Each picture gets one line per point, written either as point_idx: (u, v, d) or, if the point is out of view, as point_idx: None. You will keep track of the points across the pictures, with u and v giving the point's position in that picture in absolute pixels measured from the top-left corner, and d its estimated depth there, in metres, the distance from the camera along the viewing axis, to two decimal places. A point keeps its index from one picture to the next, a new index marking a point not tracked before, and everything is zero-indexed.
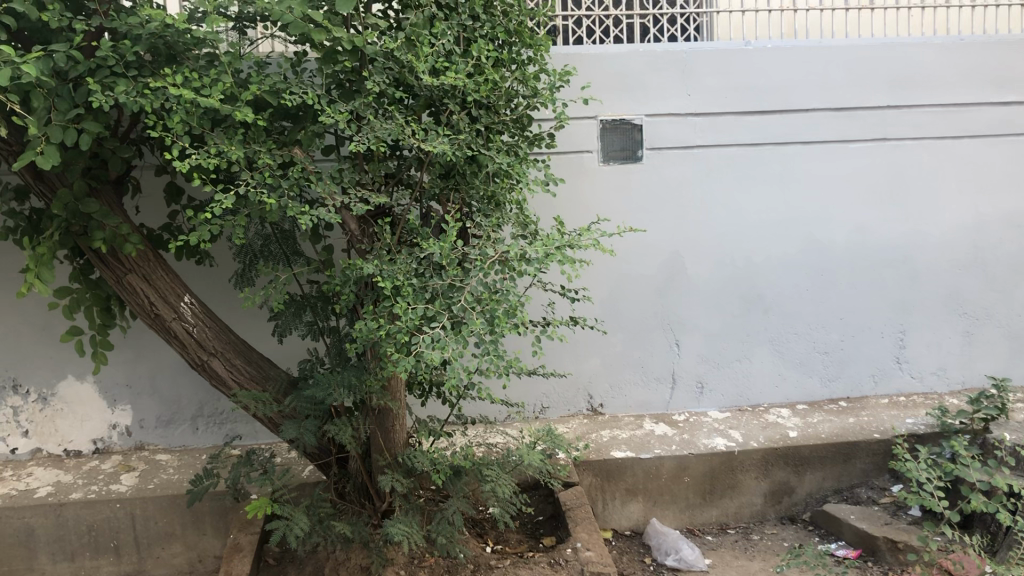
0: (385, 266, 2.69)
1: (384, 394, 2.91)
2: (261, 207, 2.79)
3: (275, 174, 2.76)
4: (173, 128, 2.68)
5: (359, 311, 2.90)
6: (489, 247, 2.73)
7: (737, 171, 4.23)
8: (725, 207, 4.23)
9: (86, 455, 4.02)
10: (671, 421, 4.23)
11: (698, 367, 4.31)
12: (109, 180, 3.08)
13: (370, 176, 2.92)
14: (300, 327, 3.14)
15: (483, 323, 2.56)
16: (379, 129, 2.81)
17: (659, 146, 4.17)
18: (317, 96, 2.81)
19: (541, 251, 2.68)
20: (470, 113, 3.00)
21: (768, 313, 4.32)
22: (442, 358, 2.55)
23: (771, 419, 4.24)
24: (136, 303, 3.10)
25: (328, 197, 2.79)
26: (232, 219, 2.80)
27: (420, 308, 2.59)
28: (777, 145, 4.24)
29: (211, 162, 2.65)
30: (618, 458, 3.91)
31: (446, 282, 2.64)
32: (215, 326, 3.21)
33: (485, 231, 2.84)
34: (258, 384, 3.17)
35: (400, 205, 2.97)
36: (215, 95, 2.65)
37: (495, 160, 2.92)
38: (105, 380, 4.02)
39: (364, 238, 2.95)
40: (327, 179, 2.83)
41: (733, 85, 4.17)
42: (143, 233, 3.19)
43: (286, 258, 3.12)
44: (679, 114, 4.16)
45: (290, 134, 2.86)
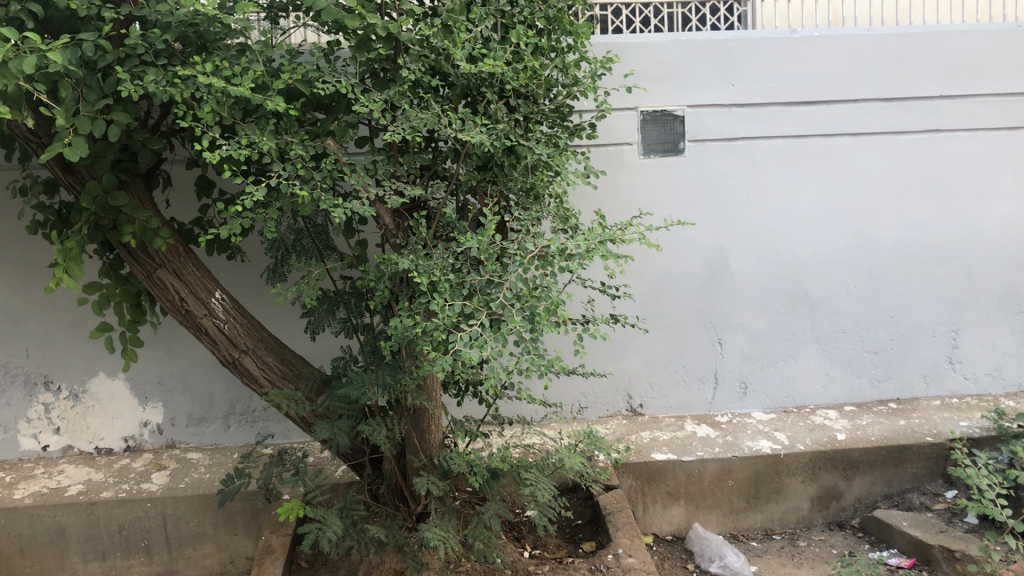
0: (421, 261, 2.59)
1: (420, 394, 2.82)
2: (292, 199, 2.70)
3: (308, 165, 2.68)
4: (203, 118, 2.60)
5: (394, 307, 2.80)
6: (528, 241, 2.62)
7: (782, 164, 4.08)
8: (770, 202, 4.09)
9: (118, 453, 3.97)
10: (713, 422, 4.10)
11: (741, 367, 4.17)
12: (139, 173, 3.02)
13: (406, 168, 2.83)
14: (334, 323, 3.05)
15: (523, 321, 2.45)
16: (414, 118, 2.71)
17: (702, 139, 4.04)
18: (351, 85, 2.71)
19: (582, 246, 2.56)
20: (508, 102, 2.89)
21: (814, 311, 4.17)
22: (480, 358, 2.43)
23: (818, 421, 4.10)
24: (166, 299, 3.02)
25: (362, 190, 2.70)
26: (263, 213, 2.71)
27: (458, 305, 2.49)
28: (824, 138, 4.09)
29: (244, 153, 2.56)
30: (660, 461, 3.79)
31: (484, 277, 2.53)
32: (247, 323, 3.13)
33: (524, 225, 2.72)
34: (291, 382, 3.10)
35: (435, 198, 2.86)
36: (245, 84, 2.57)
37: (533, 151, 2.82)
38: (137, 376, 3.97)
39: (398, 232, 2.84)
40: (361, 171, 2.74)
41: (778, 74, 4.02)
42: (174, 227, 3.12)
43: (319, 253, 3.04)
44: (723, 105, 4.02)
45: (323, 125, 2.77)
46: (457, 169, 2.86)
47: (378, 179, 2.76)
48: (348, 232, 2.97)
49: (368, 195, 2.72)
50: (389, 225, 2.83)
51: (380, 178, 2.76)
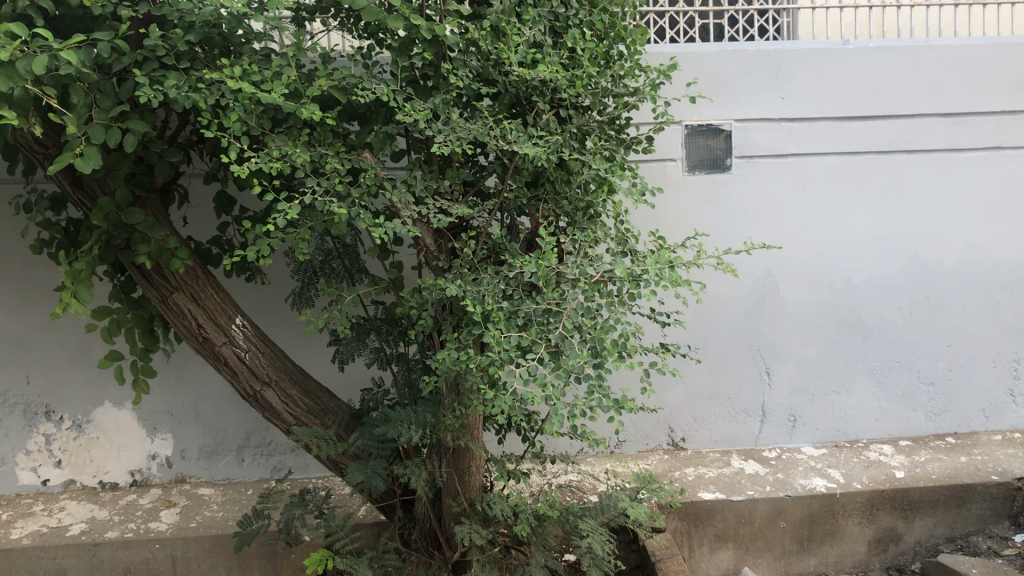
0: (470, 287, 2.33)
1: (463, 433, 2.55)
2: (325, 217, 2.42)
3: (344, 180, 2.42)
4: (229, 127, 2.34)
5: (437, 338, 2.52)
6: (588, 265, 2.36)
7: (834, 183, 3.87)
8: (821, 222, 3.88)
9: (124, 488, 3.70)
10: (761, 458, 3.84)
11: (790, 399, 3.93)
12: (154, 188, 2.77)
13: (449, 184, 2.58)
14: (365, 353, 2.80)
15: (587, 355, 2.18)
16: (461, 129, 2.46)
17: (750, 155, 3.82)
18: (392, 92, 2.46)
19: (650, 270, 2.30)
20: (560, 114, 2.65)
21: (868, 339, 3.93)
22: (539, 397, 2.15)
23: (872, 457, 3.83)
24: (183, 325, 2.77)
25: (403, 208, 2.45)
26: (294, 232, 2.45)
27: (514, 337, 2.21)
28: (878, 155, 3.88)
29: (275, 166, 2.30)
30: (708, 501, 3.51)
31: (541, 306, 2.25)
32: (269, 352, 2.87)
33: (581, 247, 2.47)
34: (318, 418, 2.85)
35: (481, 217, 2.61)
36: (277, 89, 2.32)
37: (590, 167, 2.56)
38: (146, 406, 3.70)
39: (440, 254, 2.58)
40: (400, 187, 2.48)
41: (831, 88, 3.81)
42: (192, 247, 2.87)
43: (349, 276, 2.78)
44: (773, 120, 3.81)
45: (359, 135, 2.53)
46: (504, 186, 2.61)
47: (420, 196, 2.51)
48: (383, 254, 2.71)
49: (409, 214, 2.47)
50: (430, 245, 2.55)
51: (421, 196, 2.51)
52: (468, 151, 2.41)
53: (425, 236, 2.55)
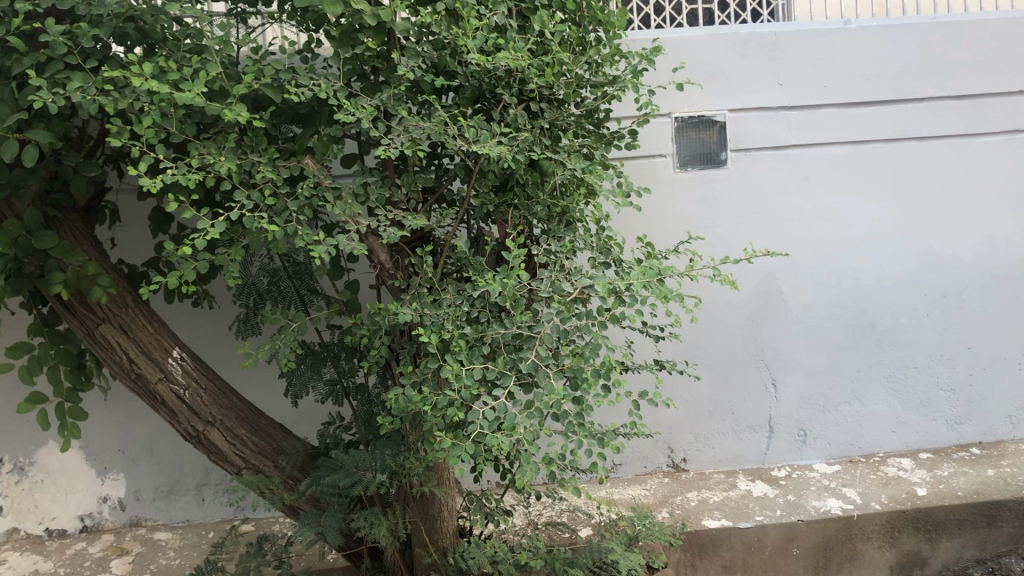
0: (428, 311, 2.01)
1: (428, 477, 2.22)
2: (261, 235, 2.10)
3: (279, 192, 2.10)
4: (143, 134, 2.02)
5: (395, 369, 2.19)
6: (564, 280, 2.03)
7: (840, 175, 3.55)
8: (826, 218, 3.56)
9: (72, 535, 3.37)
10: (769, 478, 3.52)
11: (799, 412, 3.60)
12: (76, 208, 2.45)
13: (405, 189, 2.25)
14: (319, 386, 2.47)
15: (565, 389, 1.84)
16: (414, 128, 2.14)
17: (747, 147, 3.50)
18: (333, 88, 2.14)
19: (637, 284, 1.98)
20: (529, 107, 2.33)
21: (881, 344, 3.61)
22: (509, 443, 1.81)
23: (891, 472, 3.51)
24: (112, 361, 2.44)
25: (351, 219, 2.12)
26: (225, 253, 2.12)
27: (478, 370, 1.87)
28: (886, 143, 3.56)
29: (194, 179, 1.99)
30: (713, 530, 3.17)
31: (510, 330, 1.92)
32: (213, 386, 2.55)
33: (558, 259, 2.14)
34: (270, 459, 2.54)
35: (443, 228, 2.28)
36: (196, 88, 1.99)
37: (564, 167, 2.23)
38: (94, 443, 3.37)
39: (395, 271, 2.25)
40: (347, 195, 2.15)
41: (833, 71, 3.50)
42: (121, 271, 2.54)
43: (300, 298, 2.47)
44: (770, 108, 3.49)
45: (300, 139, 2.21)
46: (466, 190, 2.28)
47: (370, 203, 2.17)
48: (334, 273, 2.38)
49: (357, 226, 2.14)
50: (383, 260, 2.22)
51: (369, 204, 2.17)
52: (422, 152, 2.07)
53: (376, 250, 2.21)
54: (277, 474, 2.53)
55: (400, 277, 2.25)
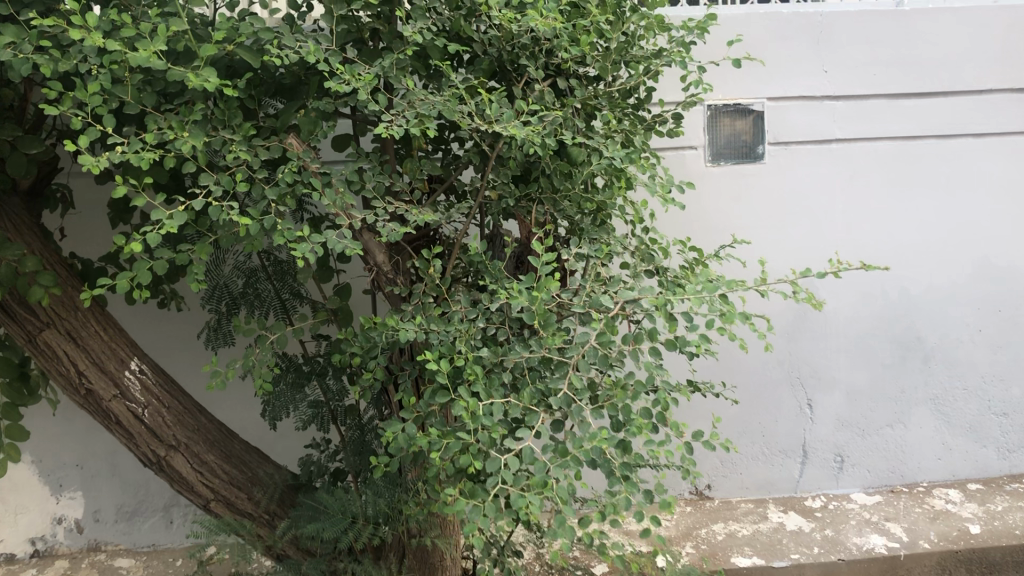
0: (434, 327, 1.63)
1: (429, 525, 1.85)
2: (233, 228, 1.72)
3: (256, 176, 1.72)
4: (89, 101, 1.64)
5: (393, 394, 1.81)
6: (603, 293, 1.67)
7: (888, 173, 3.19)
8: (872, 221, 3.20)
9: (21, 561, 2.99)
10: (804, 509, 3.17)
11: (836, 437, 3.25)
12: (18, 192, 2.07)
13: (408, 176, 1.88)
14: (301, 409, 2.10)
15: (607, 432, 1.47)
16: (422, 103, 1.76)
17: (787, 140, 3.14)
18: (324, 53, 1.76)
19: (693, 302, 1.61)
20: (555, 84, 1.97)
21: (929, 362, 3.25)
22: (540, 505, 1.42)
23: (939, 506, 3.15)
24: (57, 372, 2.05)
25: (343, 211, 1.74)
26: (188, 250, 1.74)
27: (500, 406, 1.49)
28: (940, 139, 3.20)
29: (151, 158, 1.62)
30: (745, 569, 2.79)
31: (537, 355, 1.56)
32: (177, 405, 2.18)
33: (593, 265, 1.76)
34: (243, 492, 2.18)
35: (453, 227, 1.91)
36: (155, 46, 1.61)
37: (600, 154, 1.87)
38: (48, 458, 2.99)
39: (396, 274, 1.88)
40: (340, 182, 1.77)
41: (884, 58, 3.13)
42: (73, 267, 2.16)
43: (280, 303, 2.09)
44: (813, 97, 3.13)
45: (283, 115, 1.84)
46: (480, 180, 1.91)
47: (365, 193, 1.80)
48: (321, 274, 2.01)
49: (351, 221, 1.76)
50: (383, 261, 1.85)
51: (365, 194, 1.79)
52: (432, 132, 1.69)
53: (374, 250, 1.84)
54: (250, 508, 2.18)
55: (402, 283, 1.88)
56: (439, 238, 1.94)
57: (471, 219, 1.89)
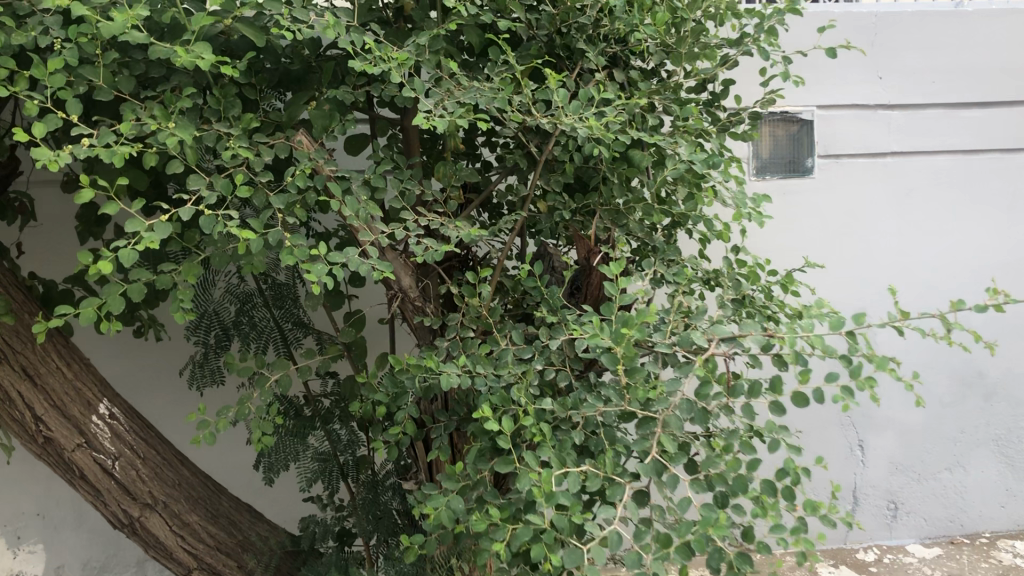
0: (484, 371, 1.30)
1: None
2: (228, 245, 1.37)
3: (259, 179, 1.38)
4: (50, 84, 1.30)
5: (423, 451, 1.48)
6: (691, 328, 1.34)
7: (948, 191, 2.89)
8: (930, 243, 2.90)
9: None
10: (857, 564, 2.84)
11: (890, 482, 2.91)
12: None
13: (441, 184, 1.55)
14: (305, 463, 1.75)
15: (720, 514, 1.13)
16: (464, 89, 1.43)
17: (838, 153, 2.82)
18: (346, 28, 1.44)
19: (810, 339, 1.28)
20: (615, 76, 1.65)
21: (991, 399, 2.94)
22: None
23: (1006, 560, 2.83)
24: (9, 418, 1.69)
25: (366, 224, 1.41)
26: (171, 273, 1.40)
27: (580, 478, 1.14)
28: (1003, 154, 2.91)
29: (127, 154, 1.27)
30: None
31: (618, 409, 1.22)
32: (155, 455, 1.84)
33: (674, 292, 1.43)
34: (234, 557, 1.85)
35: (494, 246, 1.58)
36: (136, 14, 1.28)
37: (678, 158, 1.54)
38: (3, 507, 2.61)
39: (425, 302, 1.54)
40: (360, 188, 1.44)
41: (942, 64, 2.85)
42: (31, 290, 1.81)
43: (282, 336, 1.78)
44: (867, 106, 2.83)
45: (290, 107, 1.51)
46: (526, 189, 1.58)
47: (391, 203, 1.46)
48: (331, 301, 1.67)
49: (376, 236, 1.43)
50: (409, 287, 1.52)
51: (391, 203, 1.46)
52: (480, 126, 1.36)
53: (400, 272, 1.50)
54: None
55: (433, 313, 1.54)
56: (475, 259, 1.60)
57: (516, 235, 1.56)
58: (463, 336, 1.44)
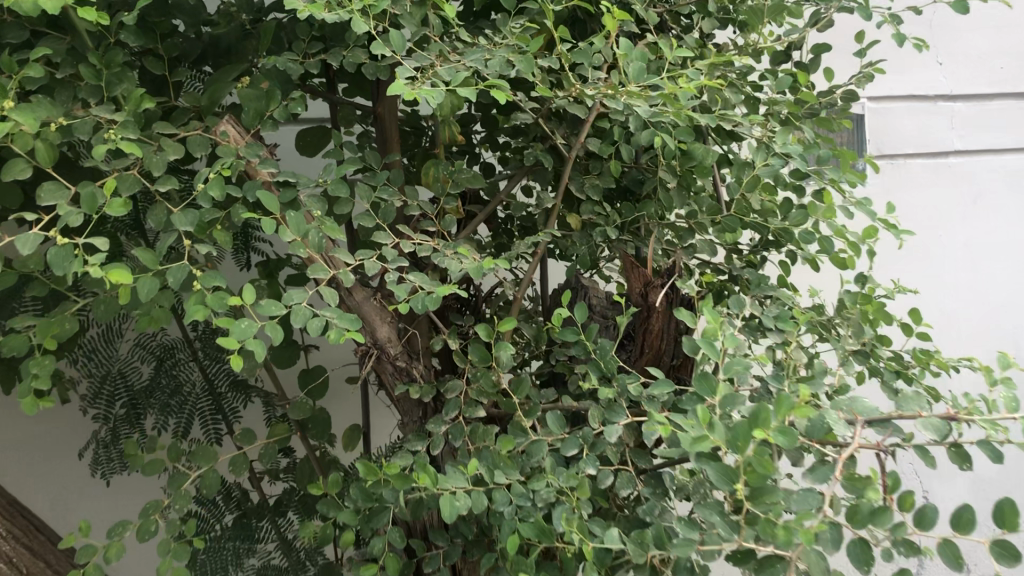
0: (509, 482, 0.82)
1: None
2: (108, 287, 0.90)
3: (155, 188, 0.91)
4: None
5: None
6: (822, 406, 0.87)
7: (1014, 196, 2.47)
8: (999, 257, 2.47)
9: None
10: None
11: None
12: None
13: (431, 191, 1.08)
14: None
15: None
16: (466, 50, 0.96)
17: (894, 153, 2.38)
18: None
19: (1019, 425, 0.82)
20: (668, 42, 1.19)
21: None
22: None
23: None
24: None
25: (325, 253, 0.94)
26: (25, 330, 0.91)
27: None
28: None
29: None
30: None
31: (730, 551, 0.75)
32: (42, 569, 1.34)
33: (780, 344, 0.97)
34: None
35: (507, 281, 1.12)
36: None
37: (769, 148, 1.07)
38: None
39: (410, 360, 1.08)
40: (316, 200, 0.97)
41: (1010, 47, 2.43)
42: None
43: (216, 403, 1.30)
44: (925, 97, 2.40)
45: (210, 86, 1.04)
46: (553, 198, 1.12)
47: (358, 220, 0.99)
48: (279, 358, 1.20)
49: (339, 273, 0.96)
50: (390, 340, 1.05)
51: (360, 220, 0.99)
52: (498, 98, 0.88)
53: (375, 321, 1.04)
54: None
55: (424, 378, 1.08)
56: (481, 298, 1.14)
57: (541, 263, 1.10)
58: (470, 416, 0.97)
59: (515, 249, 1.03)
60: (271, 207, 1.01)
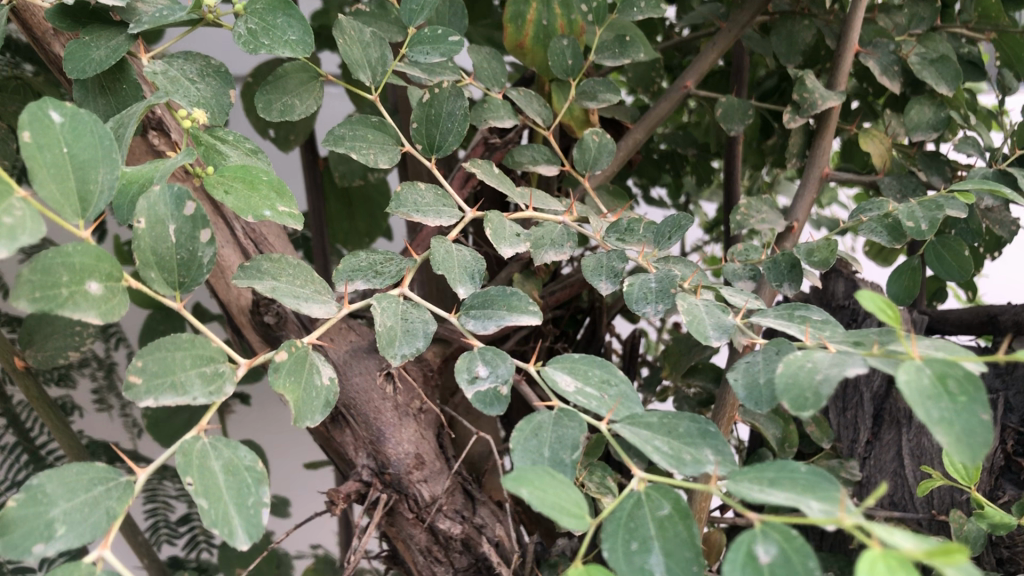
0: None
1: None
2: None
3: None
4: None
5: None
6: None
7: None
8: None
9: None
10: None
11: None
12: None
13: (534, 63, 0.40)
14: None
15: None
16: None
17: None
18: None
19: None
20: None
21: None
22: None
23: None
24: None
25: (218, 257, 0.33)
26: None
27: None
28: None
29: None
30: None
31: None
32: None
33: None
34: None
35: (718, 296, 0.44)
36: None
37: None
38: None
39: (473, 501, 0.41)
40: (201, 69, 0.28)
41: None
42: None
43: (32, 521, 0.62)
44: None
45: None
46: (835, 91, 0.44)
47: (344, 155, 0.29)
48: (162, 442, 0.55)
49: (237, 307, 0.34)
50: (423, 451, 0.40)
51: (347, 156, 0.28)
52: None
53: (381, 405, 0.39)
54: None
55: (512, 545, 0.40)
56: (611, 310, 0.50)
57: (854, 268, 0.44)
58: None
59: (819, 243, 0.34)
60: (67, 87, 0.34)
